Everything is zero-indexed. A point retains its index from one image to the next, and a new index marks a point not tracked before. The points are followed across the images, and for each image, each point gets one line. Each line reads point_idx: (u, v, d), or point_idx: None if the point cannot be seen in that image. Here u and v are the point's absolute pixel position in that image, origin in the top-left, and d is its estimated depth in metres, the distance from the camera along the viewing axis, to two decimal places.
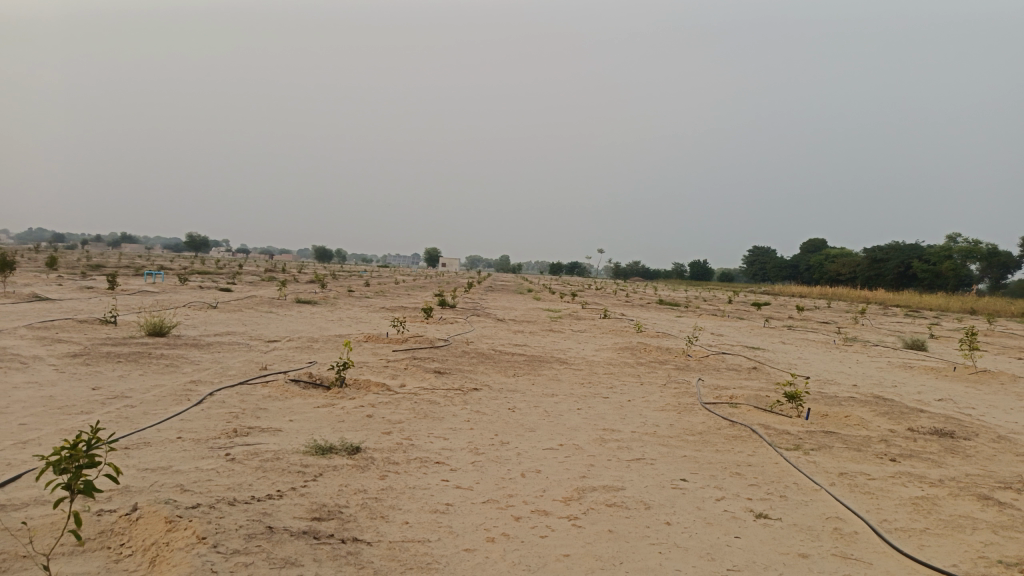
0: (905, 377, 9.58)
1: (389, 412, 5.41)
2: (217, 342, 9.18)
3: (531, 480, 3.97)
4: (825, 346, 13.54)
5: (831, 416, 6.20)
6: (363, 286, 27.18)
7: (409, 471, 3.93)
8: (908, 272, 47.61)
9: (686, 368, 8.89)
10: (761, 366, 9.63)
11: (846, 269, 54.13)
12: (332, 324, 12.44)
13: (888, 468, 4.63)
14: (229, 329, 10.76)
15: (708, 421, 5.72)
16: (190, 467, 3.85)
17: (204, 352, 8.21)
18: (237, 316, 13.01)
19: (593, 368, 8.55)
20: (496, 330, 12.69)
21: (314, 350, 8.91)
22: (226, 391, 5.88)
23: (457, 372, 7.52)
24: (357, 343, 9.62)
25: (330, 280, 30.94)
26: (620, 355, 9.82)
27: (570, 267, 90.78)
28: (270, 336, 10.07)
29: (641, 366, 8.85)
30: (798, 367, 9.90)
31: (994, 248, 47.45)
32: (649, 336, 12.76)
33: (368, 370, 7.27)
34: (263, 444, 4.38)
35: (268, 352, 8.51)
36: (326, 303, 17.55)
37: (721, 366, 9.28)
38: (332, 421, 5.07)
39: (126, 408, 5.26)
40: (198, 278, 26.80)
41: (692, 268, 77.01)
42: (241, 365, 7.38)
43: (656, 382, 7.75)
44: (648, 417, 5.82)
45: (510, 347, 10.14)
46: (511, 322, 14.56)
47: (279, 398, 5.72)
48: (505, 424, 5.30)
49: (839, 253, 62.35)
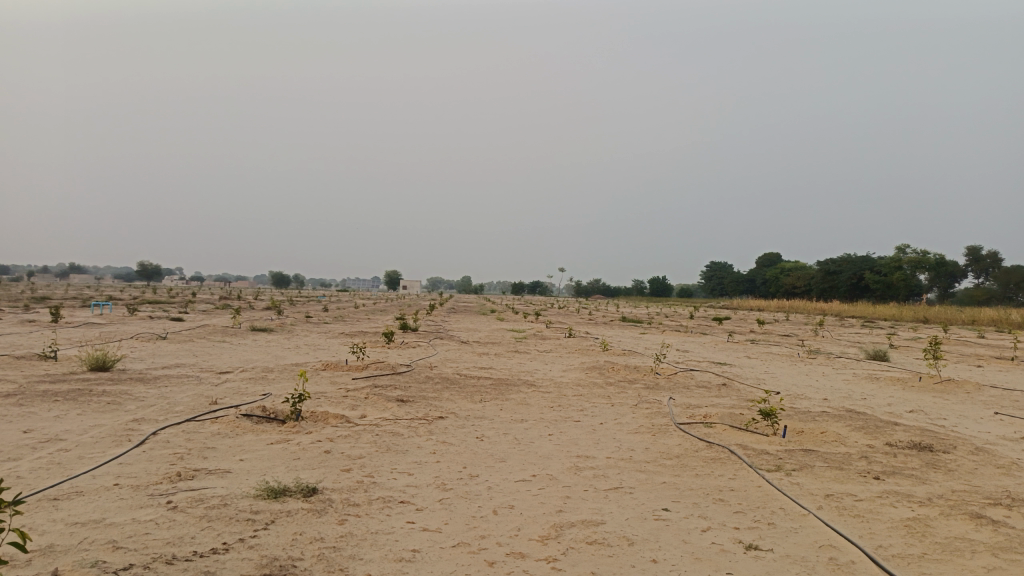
0: (873, 389, 9.53)
1: (348, 446, 5.06)
2: (165, 376, 8.69)
3: (504, 517, 3.68)
4: (790, 360, 13.51)
5: (807, 432, 6.03)
6: (322, 312, 26.63)
7: (371, 514, 3.60)
8: (861, 283, 48.60)
9: (656, 387, 8.69)
10: (731, 382, 9.49)
11: (802, 282, 55.07)
12: (288, 352, 11.96)
13: (874, 487, 4.45)
14: (179, 361, 10.25)
15: (684, 442, 5.50)
16: (126, 518, 3.48)
17: (149, 387, 7.73)
18: (189, 347, 12.46)
19: (561, 390, 8.29)
20: (460, 353, 12.37)
21: (269, 381, 8.48)
22: (172, 429, 5.47)
23: (420, 400, 7.19)
24: (315, 372, 9.21)
25: (287, 306, 30.20)
26: (587, 376, 9.60)
27: (531, 287, 90.79)
28: (223, 367, 9.60)
29: (610, 386, 8.63)
30: (766, 382, 9.79)
31: (942, 258, 48.78)
32: (616, 354, 12.57)
33: (326, 401, 6.90)
34: (209, 489, 4.01)
35: (219, 385, 8.06)
36: (283, 330, 17.01)
37: (690, 383, 9.11)
38: (286, 459, 4.71)
39: (60, 452, 4.83)
40: (148, 308, 25.93)
41: (651, 285, 77.66)
42: (190, 401, 6.94)
43: (627, 403, 7.52)
44: (622, 441, 5.58)
45: (475, 371, 9.83)
46: (474, 345, 14.25)
47: (230, 436, 5.33)
48: (473, 455, 5.00)
49: (793, 267, 63.48)
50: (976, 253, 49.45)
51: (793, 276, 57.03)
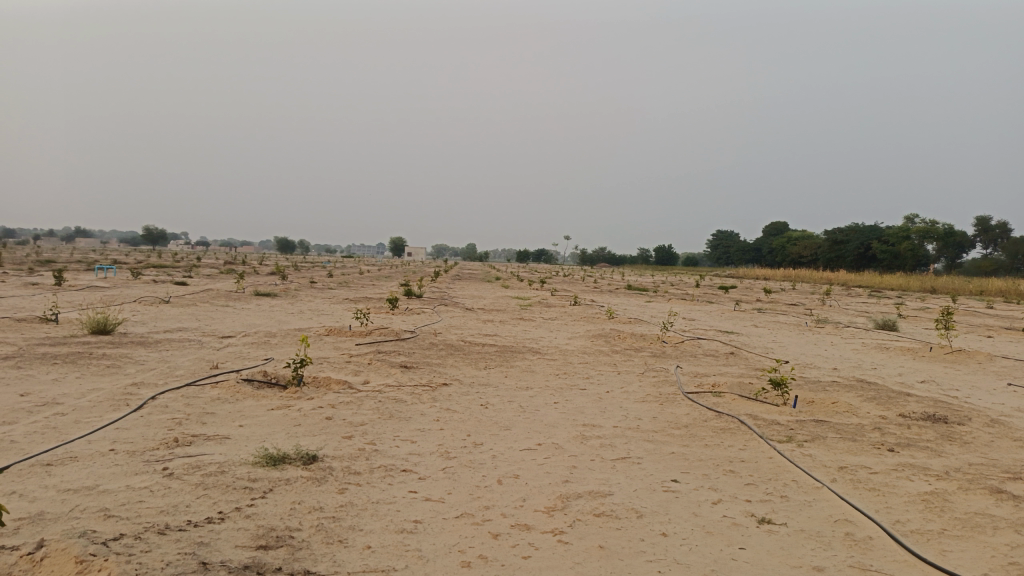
0: (883, 359, 9.39)
1: (350, 413, 4.96)
2: (166, 340, 8.59)
3: (509, 487, 3.57)
4: (798, 329, 13.37)
5: (818, 403, 5.90)
6: (326, 277, 26.54)
7: (372, 483, 3.50)
8: (868, 253, 48.23)
9: (663, 355, 8.57)
10: (739, 351, 9.36)
11: (808, 252, 54.71)
12: (292, 317, 11.87)
13: (889, 460, 4.33)
14: (181, 325, 10.16)
15: (692, 412, 5.38)
16: (120, 485, 3.38)
17: (150, 351, 7.64)
18: (192, 311, 12.37)
19: (567, 357, 8.18)
20: (464, 320, 12.27)
21: (271, 345, 8.38)
22: (172, 394, 5.37)
23: (424, 366, 7.09)
24: (318, 337, 9.11)
25: (292, 271, 30.14)
26: (593, 344, 9.48)
27: (536, 254, 90.50)
28: (225, 332, 9.51)
29: (616, 354, 8.52)
30: (774, 351, 9.66)
31: (950, 228, 48.33)
32: (621, 322, 12.45)
33: (329, 366, 6.81)
34: (207, 455, 3.91)
35: (221, 349, 7.97)
36: (287, 295, 16.91)
37: (698, 352, 8.99)
38: (287, 425, 4.62)
39: (56, 416, 4.73)
40: (152, 272, 25.89)
41: (657, 253, 77.38)
42: (190, 365, 6.85)
43: (633, 371, 7.41)
44: (629, 410, 5.46)
45: (479, 338, 9.72)
46: (479, 311, 14.14)
47: (230, 400, 5.23)
48: (477, 422, 4.89)
49: (800, 236, 63.04)
50: (985, 223, 48.95)
51: (799, 244, 56.61)
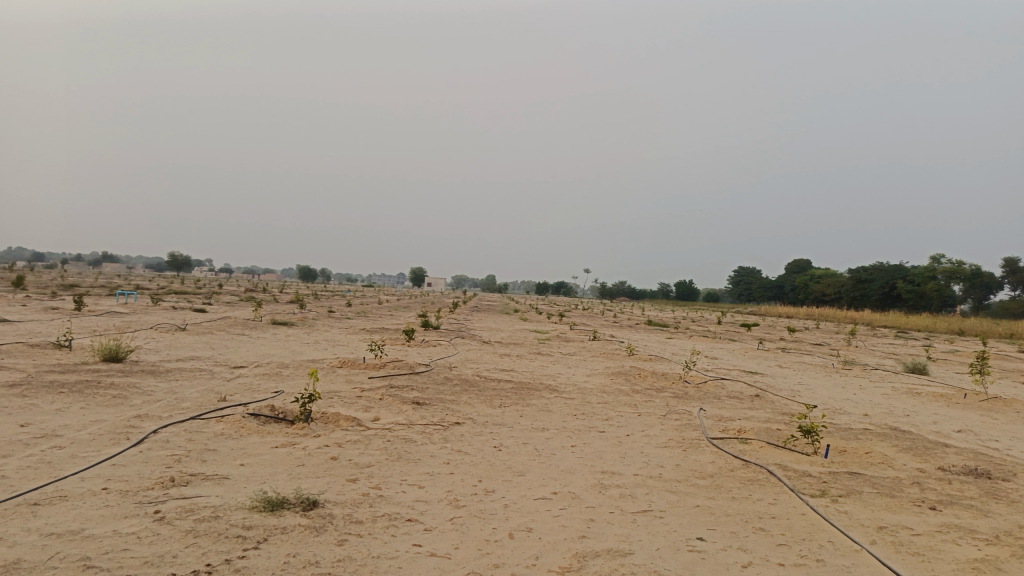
0: (915, 405, 9.00)
1: (357, 453, 4.73)
2: (178, 369, 8.45)
3: (521, 543, 3.31)
4: (824, 370, 12.96)
5: (851, 453, 5.58)
6: (344, 307, 26.47)
7: (374, 535, 3.26)
8: (893, 292, 47.43)
9: (685, 396, 8.26)
10: (764, 393, 9.02)
11: (832, 290, 53.97)
12: (306, 347, 11.70)
13: (933, 519, 4.00)
14: (195, 354, 10.03)
15: (717, 460, 5.09)
16: (107, 530, 3.17)
17: (159, 381, 7.48)
18: (207, 339, 12.25)
19: (585, 396, 7.90)
20: (481, 353, 12.03)
21: (282, 378, 8.20)
22: (175, 428, 5.19)
23: (437, 403, 6.86)
24: (330, 369, 8.91)
25: (311, 300, 30.12)
26: (613, 382, 9.19)
27: (556, 287, 90.28)
28: (237, 362, 9.35)
29: (636, 394, 8.22)
30: (801, 394, 9.31)
31: (978, 269, 47.46)
32: (642, 360, 12.15)
33: (339, 401, 6.59)
34: (202, 498, 3.69)
35: (231, 380, 7.80)
36: (303, 324, 16.80)
37: (721, 393, 8.67)
38: (290, 465, 4.40)
39: (53, 449, 4.56)
40: (172, 298, 25.99)
41: (677, 289, 76.85)
42: (198, 397, 6.67)
43: (654, 413, 7.12)
44: (650, 456, 5.18)
45: (496, 374, 9.47)
46: (496, 345, 13.89)
47: (234, 437, 5.03)
48: (490, 466, 4.64)
49: (823, 273, 62.30)
50: (1014, 264, 48.00)
51: (823, 283, 55.88)
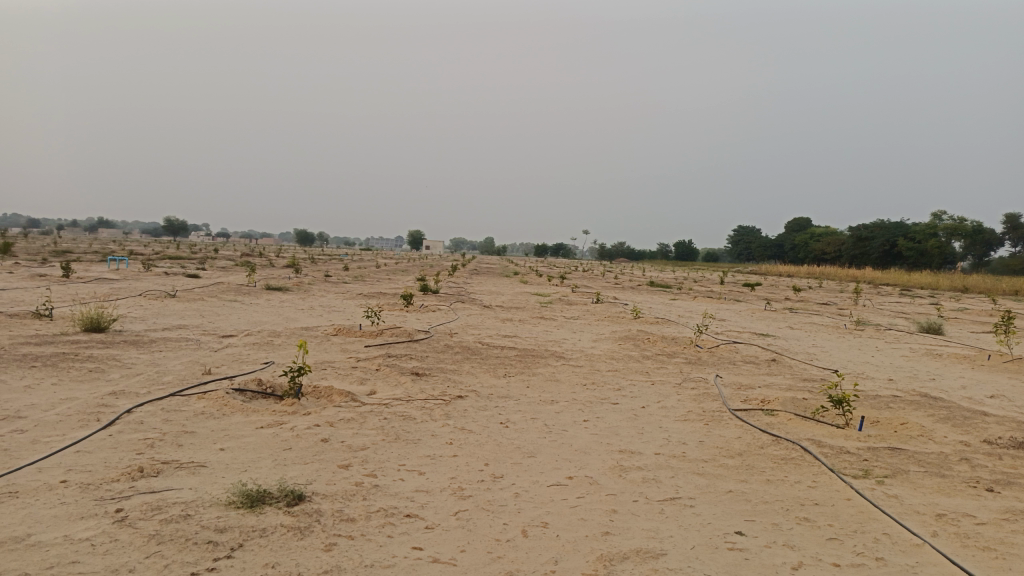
0: (939, 368, 8.58)
1: (350, 433, 4.30)
2: (164, 339, 7.99)
3: (538, 543, 2.88)
4: (836, 331, 12.54)
5: (887, 425, 5.16)
6: (341, 271, 25.99)
7: (368, 537, 2.82)
8: (894, 250, 46.97)
9: (699, 362, 7.84)
10: (780, 357, 8.59)
11: (832, 248, 53.49)
12: (300, 314, 11.24)
13: (993, 504, 3.59)
14: (183, 322, 9.57)
15: (745, 436, 4.66)
16: (56, 535, 2.73)
17: (141, 353, 7.02)
18: (197, 306, 11.78)
19: (594, 363, 7.47)
20: (482, 318, 11.58)
21: (273, 348, 7.74)
22: (151, 407, 4.74)
23: (438, 374, 6.42)
24: (325, 338, 8.46)
25: (306, 264, 29.60)
26: (621, 347, 8.76)
27: (555, 249, 89.77)
28: (227, 331, 8.89)
29: (647, 360, 7.79)
30: (818, 358, 8.89)
31: (980, 226, 46.96)
32: (649, 323, 11.73)
33: (332, 374, 6.14)
34: (172, 493, 3.24)
35: (219, 351, 7.34)
36: (299, 289, 16.32)
37: (736, 358, 8.24)
38: (275, 449, 3.96)
39: (13, 433, 4.11)
40: (166, 264, 25.51)
41: (677, 249, 76.38)
42: (181, 370, 6.23)
43: (669, 381, 6.69)
44: (671, 432, 4.75)
45: (498, 340, 9.03)
46: (498, 309, 13.46)
47: (215, 417, 4.58)
48: (497, 447, 4.21)
49: (823, 232, 61.73)
50: (1015, 221, 47.43)
51: (823, 241, 55.38)
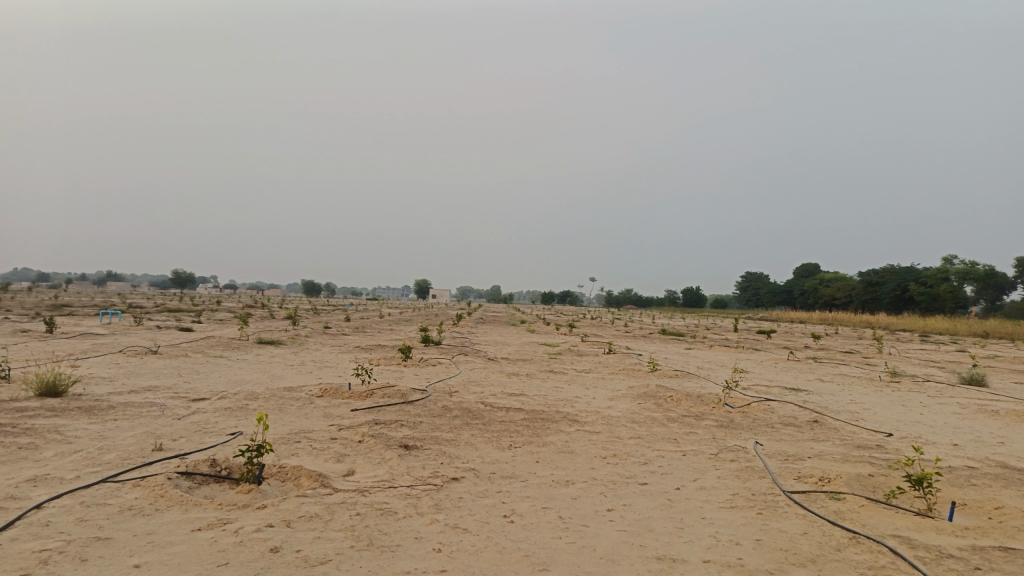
0: (1001, 429, 7.56)
1: (311, 538, 3.36)
2: (125, 404, 7.06)
3: None
4: (870, 384, 11.53)
5: (981, 511, 4.18)
6: (342, 322, 25.05)
7: None
8: (906, 295, 45.94)
9: (732, 426, 6.84)
10: (822, 418, 7.58)
11: (842, 293, 52.48)
12: (287, 372, 10.29)
13: None
14: (154, 383, 8.62)
15: (814, 534, 3.69)
16: None
17: (90, 423, 6.07)
18: (177, 364, 10.84)
19: (613, 428, 6.51)
20: (485, 374, 10.60)
21: (246, 414, 6.79)
22: (67, 501, 3.80)
23: (430, 446, 5.46)
24: (307, 401, 7.51)
25: (307, 315, 28.82)
26: (640, 407, 7.79)
27: (561, 297, 88.93)
28: (199, 393, 7.94)
29: (673, 424, 6.81)
30: (864, 418, 7.89)
31: (992, 270, 45.98)
32: (667, 377, 10.75)
33: (305, 449, 5.18)
34: None
35: (182, 420, 6.40)
36: (293, 343, 15.36)
37: (772, 420, 7.24)
38: (207, 565, 3.01)
39: None
40: (161, 317, 24.74)
41: (684, 296, 75.52)
42: (128, 446, 5.28)
43: (702, 451, 5.71)
44: (719, 528, 3.78)
45: (503, 400, 8.04)
46: (503, 363, 12.48)
47: (145, 515, 3.64)
48: (500, 556, 3.25)
49: (831, 277, 60.76)
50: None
51: (833, 287, 54.41)
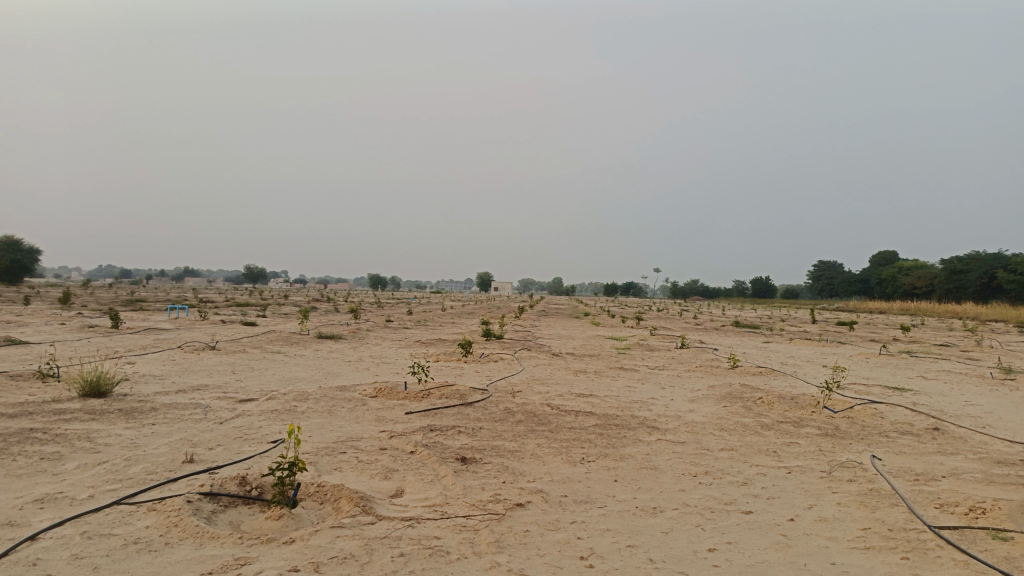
0: None
1: None
2: (169, 406, 6.60)
3: None
4: (981, 382, 10.30)
5: None
6: (404, 315, 24.83)
7: None
8: (994, 283, 42.94)
9: (839, 435, 5.93)
10: (942, 425, 6.56)
11: (923, 281, 49.57)
12: (343, 369, 9.77)
13: None
14: (203, 382, 8.19)
15: None
16: None
17: (125, 428, 5.59)
18: (232, 361, 10.46)
19: (701, 438, 5.70)
20: (551, 371, 9.86)
21: (292, 418, 6.22)
22: (68, 530, 3.24)
23: (491, 459, 4.76)
24: (359, 403, 6.92)
25: (372, 309, 28.69)
26: (727, 411, 6.92)
27: (625, 288, 87.27)
28: (247, 393, 7.45)
29: (769, 432, 5.94)
30: (991, 425, 6.82)
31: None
32: (751, 375, 9.80)
33: (350, 462, 4.56)
34: None
35: (223, 424, 5.88)
36: (353, 338, 14.90)
37: (885, 428, 6.27)
38: None
39: None
40: (227, 312, 24.88)
41: (754, 287, 73.16)
42: (157, 456, 4.75)
43: (811, 468, 4.84)
44: None
45: (571, 402, 7.28)
46: (569, 358, 11.72)
47: (152, 552, 3.05)
48: None
49: (912, 265, 57.54)
50: None
51: (914, 275, 51.52)
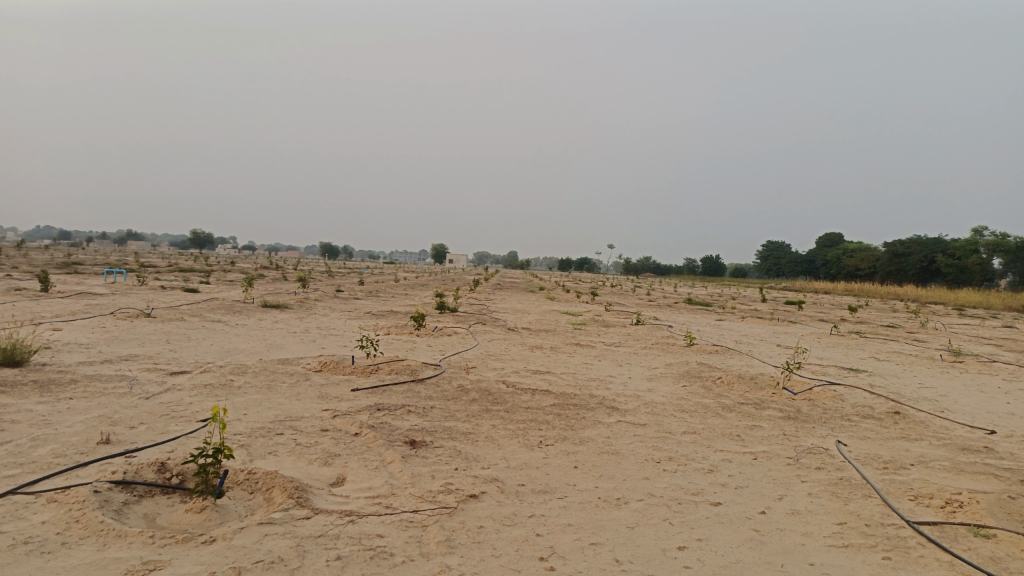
0: None
1: None
2: (91, 378, 6.05)
3: None
4: (931, 364, 10.35)
5: None
6: (355, 285, 24.19)
7: None
8: (933, 266, 44.23)
9: (801, 418, 5.75)
10: (902, 409, 6.45)
11: (867, 263, 50.76)
12: (288, 340, 9.28)
13: None
14: (133, 352, 7.62)
15: None
16: None
17: (37, 403, 5.06)
18: (168, 329, 9.85)
19: (663, 420, 5.44)
20: (506, 346, 9.54)
21: (227, 393, 5.75)
22: None
23: (443, 442, 4.41)
24: (302, 378, 6.48)
25: (322, 278, 27.94)
26: (688, 391, 6.70)
27: (579, 263, 87.57)
28: (181, 365, 6.92)
29: (732, 415, 5.73)
30: (948, 408, 6.75)
31: None
32: (708, 353, 9.64)
33: (287, 445, 4.16)
34: None
35: (149, 400, 5.38)
36: (300, 308, 14.33)
37: (847, 411, 6.12)
38: None
39: None
40: (168, 277, 23.90)
41: (704, 265, 74.05)
42: (70, 436, 4.25)
43: (777, 454, 4.62)
44: None
45: (527, 379, 6.97)
46: (524, 332, 11.42)
47: (46, 552, 2.62)
48: None
49: (858, 246, 58.83)
50: None
51: (859, 257, 52.72)
